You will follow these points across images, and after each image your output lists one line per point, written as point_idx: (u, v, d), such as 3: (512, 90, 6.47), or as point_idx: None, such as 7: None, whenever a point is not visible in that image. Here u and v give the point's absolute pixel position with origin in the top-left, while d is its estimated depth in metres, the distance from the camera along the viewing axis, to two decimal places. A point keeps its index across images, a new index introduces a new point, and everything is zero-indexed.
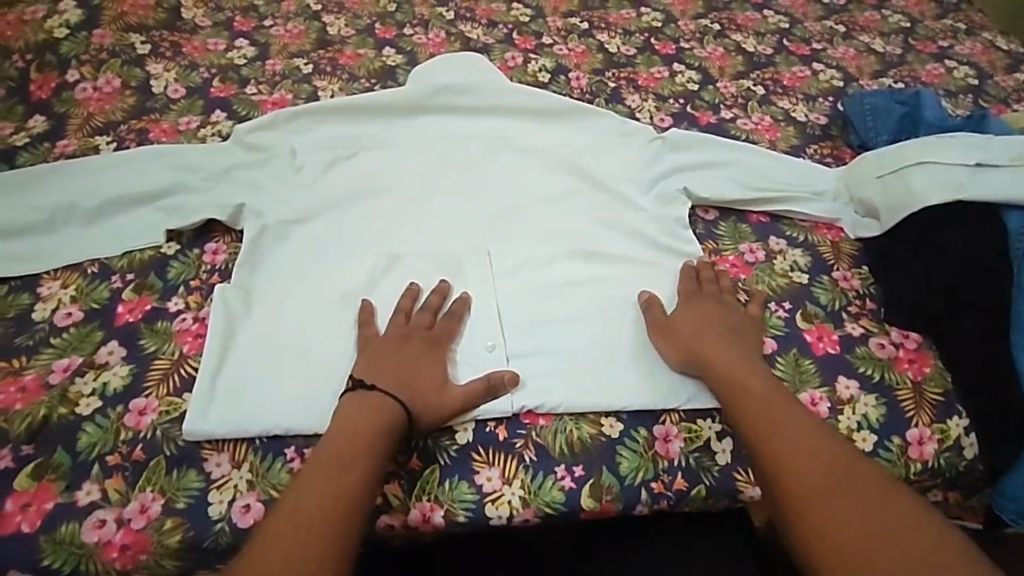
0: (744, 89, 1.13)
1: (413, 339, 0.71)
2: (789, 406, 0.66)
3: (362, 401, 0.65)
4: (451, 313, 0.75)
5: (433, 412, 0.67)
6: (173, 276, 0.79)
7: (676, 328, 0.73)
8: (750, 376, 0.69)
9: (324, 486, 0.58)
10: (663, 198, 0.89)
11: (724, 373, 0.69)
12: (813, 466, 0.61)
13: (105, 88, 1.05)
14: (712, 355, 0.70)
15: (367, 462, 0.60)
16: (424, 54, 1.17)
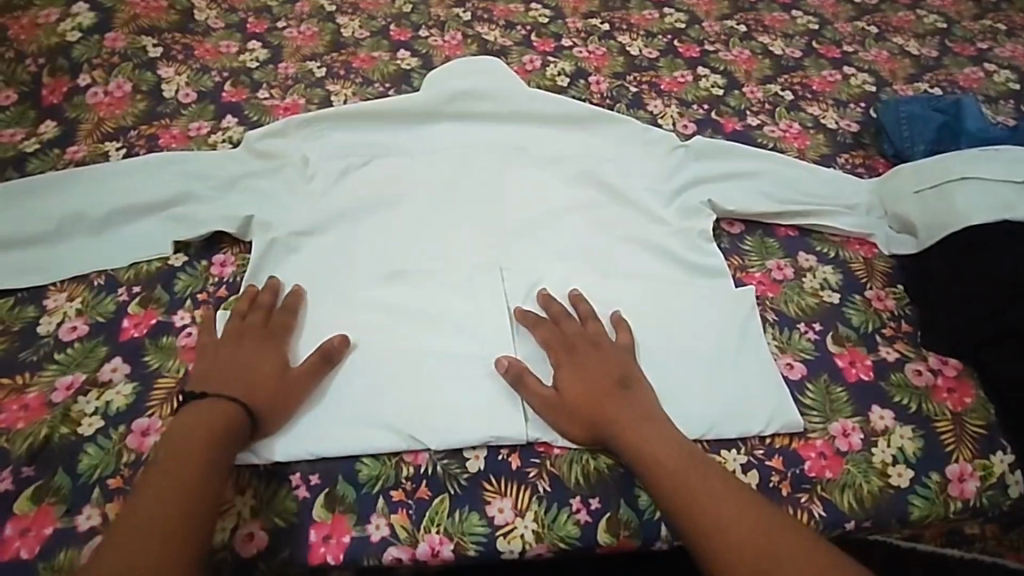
0: (771, 94, 1.08)
1: (247, 336, 0.69)
2: (691, 456, 0.61)
3: (196, 404, 0.62)
4: (286, 306, 0.73)
5: (280, 414, 0.65)
6: (179, 289, 0.78)
7: (571, 370, 0.68)
8: (654, 422, 0.64)
9: (174, 476, 0.57)
10: (686, 211, 0.85)
11: (618, 420, 0.64)
12: (726, 518, 0.56)
13: (116, 92, 1.04)
14: (618, 400, 0.65)
15: (216, 452, 0.59)
16: (440, 57, 1.14)
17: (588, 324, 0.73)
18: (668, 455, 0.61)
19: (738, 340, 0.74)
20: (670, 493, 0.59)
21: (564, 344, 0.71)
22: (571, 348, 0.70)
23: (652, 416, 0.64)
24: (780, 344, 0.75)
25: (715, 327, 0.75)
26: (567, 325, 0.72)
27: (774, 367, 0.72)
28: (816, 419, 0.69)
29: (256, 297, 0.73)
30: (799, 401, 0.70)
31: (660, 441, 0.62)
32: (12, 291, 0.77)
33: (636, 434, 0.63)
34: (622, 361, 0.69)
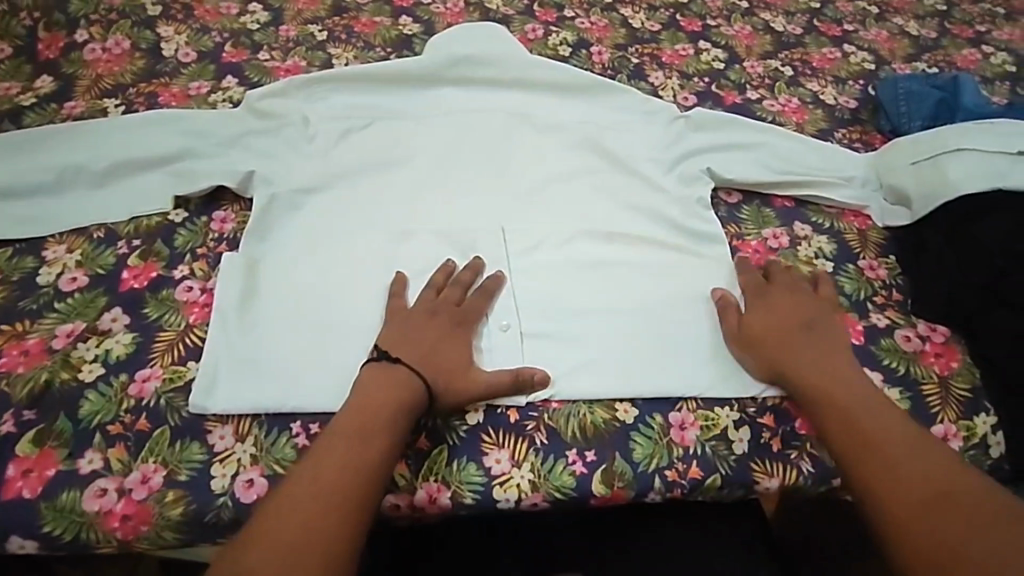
0: (771, 70, 1.09)
1: (443, 315, 0.70)
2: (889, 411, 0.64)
3: (409, 402, 0.62)
4: (482, 290, 0.73)
5: (444, 347, 0.68)
6: (179, 244, 0.78)
7: (761, 309, 0.73)
8: (841, 373, 0.68)
9: (360, 433, 0.59)
10: (685, 179, 0.86)
11: (789, 359, 0.69)
12: (865, 438, 0.62)
13: (114, 49, 1.03)
14: (802, 339, 0.70)
15: (401, 406, 0.62)
16: (442, 24, 1.13)
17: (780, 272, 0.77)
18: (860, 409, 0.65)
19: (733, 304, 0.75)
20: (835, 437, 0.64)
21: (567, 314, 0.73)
22: (761, 288, 0.75)
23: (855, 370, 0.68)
24: None
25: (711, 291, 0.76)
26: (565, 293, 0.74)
27: None
28: None
29: (454, 274, 0.74)
30: None
31: (840, 391, 0.66)
32: (11, 240, 0.77)
33: (839, 380, 0.67)
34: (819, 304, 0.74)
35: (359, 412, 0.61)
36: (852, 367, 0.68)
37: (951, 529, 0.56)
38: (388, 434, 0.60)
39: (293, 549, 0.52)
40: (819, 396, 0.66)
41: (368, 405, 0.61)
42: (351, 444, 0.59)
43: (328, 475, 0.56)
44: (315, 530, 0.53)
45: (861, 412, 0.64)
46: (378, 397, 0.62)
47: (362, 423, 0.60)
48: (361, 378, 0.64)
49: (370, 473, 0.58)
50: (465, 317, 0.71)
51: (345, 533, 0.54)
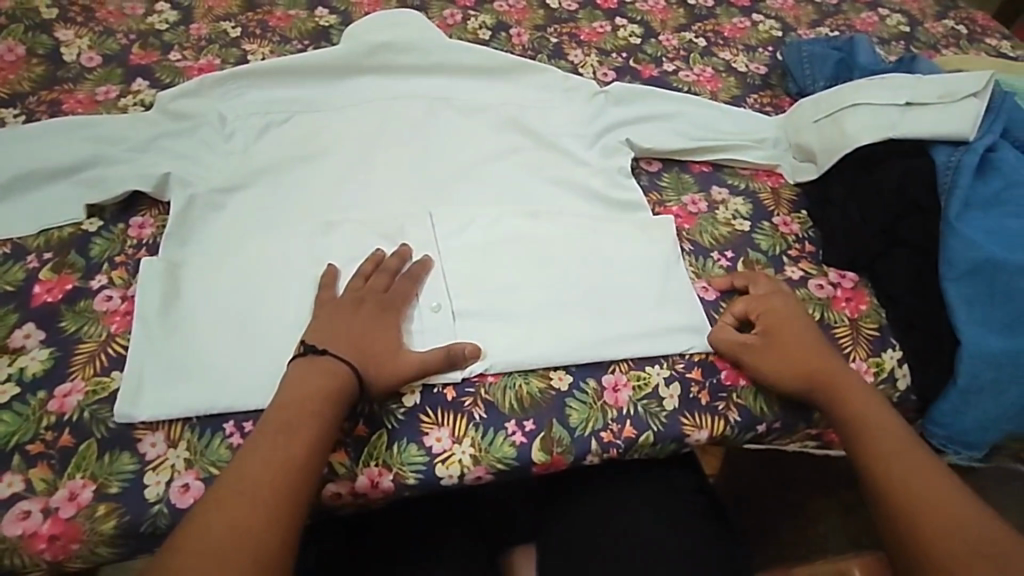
0: (685, 42, 1.12)
1: (369, 302, 0.70)
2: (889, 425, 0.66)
3: (335, 391, 0.62)
4: (409, 275, 0.74)
5: (374, 331, 0.68)
6: (95, 253, 0.76)
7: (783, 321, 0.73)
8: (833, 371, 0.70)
9: (289, 427, 0.59)
10: (606, 151, 0.89)
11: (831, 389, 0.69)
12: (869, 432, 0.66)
13: (9, 56, 0.97)
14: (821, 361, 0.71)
15: (329, 397, 0.62)
16: (359, 12, 1.13)
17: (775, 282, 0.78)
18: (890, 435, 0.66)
19: (657, 262, 0.78)
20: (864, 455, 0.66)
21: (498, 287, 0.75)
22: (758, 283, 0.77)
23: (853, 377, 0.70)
24: (696, 270, 0.80)
25: (636, 255, 0.79)
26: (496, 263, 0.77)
27: (692, 291, 0.77)
28: None
29: (382, 261, 0.74)
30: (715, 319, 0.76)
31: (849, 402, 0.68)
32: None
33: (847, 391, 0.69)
34: (800, 307, 0.75)
35: (287, 410, 0.60)
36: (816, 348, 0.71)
37: (970, 539, 0.57)
38: (317, 426, 0.60)
39: (220, 547, 0.52)
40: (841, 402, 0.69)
41: (296, 398, 0.61)
42: (278, 440, 0.58)
43: (254, 475, 0.56)
44: (241, 534, 0.52)
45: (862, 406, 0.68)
46: (306, 392, 0.61)
47: (289, 420, 0.60)
48: (291, 374, 0.63)
49: (299, 468, 0.57)
50: (392, 301, 0.71)
51: (272, 533, 0.54)
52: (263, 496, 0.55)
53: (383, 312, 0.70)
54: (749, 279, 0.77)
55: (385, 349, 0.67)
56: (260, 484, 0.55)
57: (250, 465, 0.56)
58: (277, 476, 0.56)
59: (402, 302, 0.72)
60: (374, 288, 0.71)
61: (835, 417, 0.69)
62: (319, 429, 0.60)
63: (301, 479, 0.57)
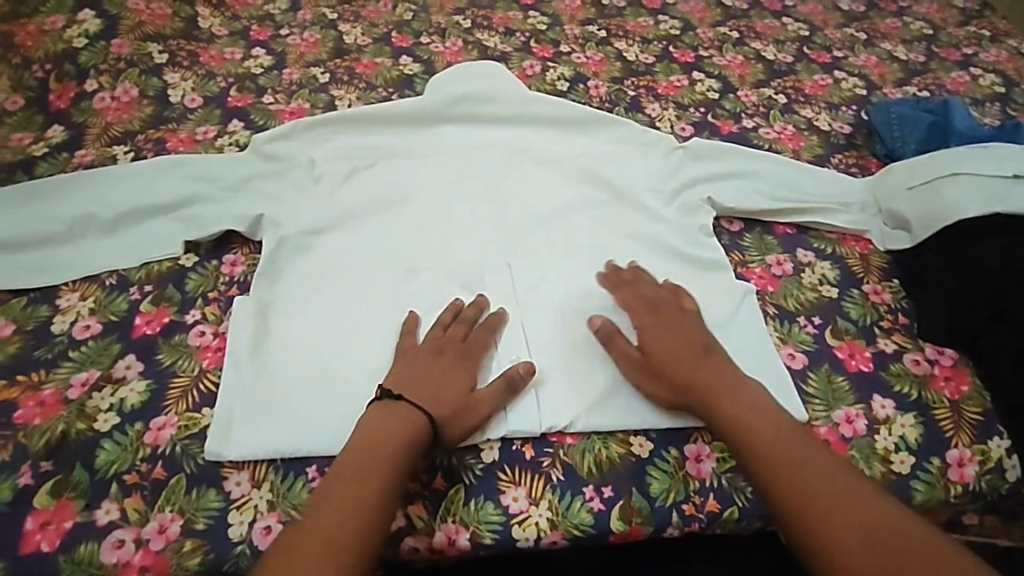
0: (765, 98, 1.12)
1: (448, 351, 0.70)
2: (765, 413, 0.65)
3: (407, 435, 0.63)
4: (486, 324, 0.74)
5: (450, 382, 0.68)
6: (191, 288, 0.79)
7: (648, 326, 0.73)
8: (687, 382, 0.68)
9: (360, 469, 0.60)
10: (686, 209, 0.89)
11: (707, 395, 0.67)
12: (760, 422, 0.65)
13: (123, 97, 1.05)
14: (705, 364, 0.69)
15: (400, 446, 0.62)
16: (441, 62, 1.18)
17: (642, 277, 0.79)
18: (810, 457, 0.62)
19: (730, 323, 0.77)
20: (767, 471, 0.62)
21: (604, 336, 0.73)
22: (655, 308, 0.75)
23: (738, 390, 0.67)
24: (781, 336, 0.77)
25: (715, 317, 0.78)
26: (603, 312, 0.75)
27: (778, 359, 0.75)
28: (819, 408, 0.72)
29: (460, 310, 0.75)
30: (802, 391, 0.73)
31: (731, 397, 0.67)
32: (28, 289, 0.78)
33: (726, 395, 0.67)
34: (699, 338, 0.72)
35: (349, 461, 0.61)
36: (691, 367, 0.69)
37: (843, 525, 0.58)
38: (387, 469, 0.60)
39: None
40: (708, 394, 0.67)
41: (369, 440, 0.62)
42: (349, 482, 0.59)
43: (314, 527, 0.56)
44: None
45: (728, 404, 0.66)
46: (372, 442, 0.62)
47: (354, 471, 0.60)
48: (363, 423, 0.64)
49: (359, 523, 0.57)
50: (468, 352, 0.71)
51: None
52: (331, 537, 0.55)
53: (459, 362, 0.70)
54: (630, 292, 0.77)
55: (459, 399, 0.67)
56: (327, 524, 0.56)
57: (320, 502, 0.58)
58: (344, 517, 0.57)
59: (478, 353, 0.72)
60: (450, 337, 0.72)
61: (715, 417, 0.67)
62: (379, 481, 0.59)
63: (364, 533, 0.56)
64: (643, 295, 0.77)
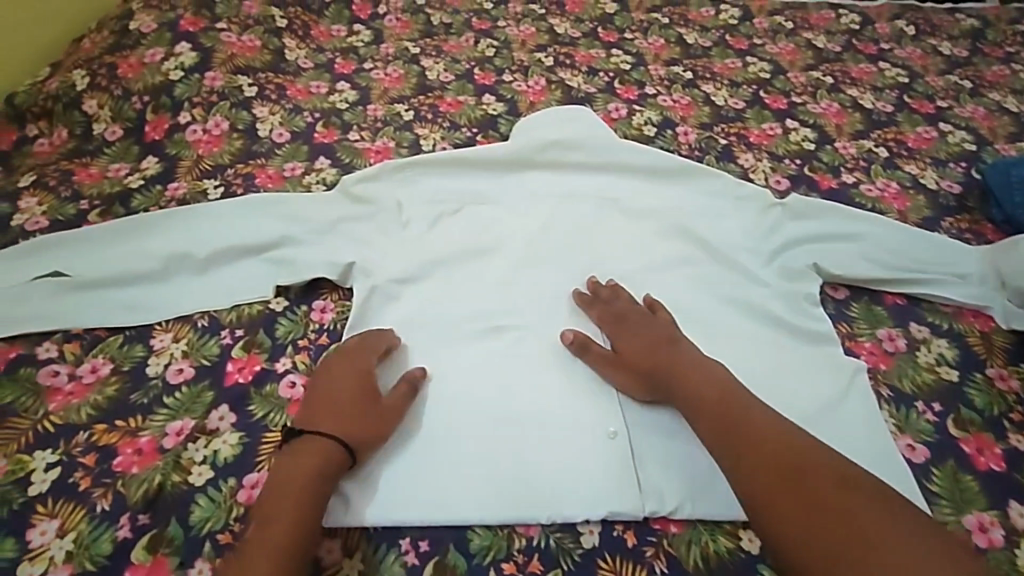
0: (865, 150, 1.07)
1: (339, 368, 0.71)
2: (718, 389, 0.68)
3: (326, 463, 0.63)
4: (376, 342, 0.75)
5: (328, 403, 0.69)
6: (280, 335, 0.79)
7: (621, 333, 0.76)
8: (670, 363, 0.71)
9: (289, 499, 0.60)
10: (788, 272, 0.85)
11: (672, 374, 0.70)
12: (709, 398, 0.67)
13: (214, 131, 1.05)
14: (669, 355, 0.72)
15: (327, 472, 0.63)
16: (525, 101, 1.16)
17: (619, 294, 0.81)
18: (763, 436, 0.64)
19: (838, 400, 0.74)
20: (731, 457, 0.64)
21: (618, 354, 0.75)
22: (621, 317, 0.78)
23: (698, 368, 0.70)
24: (898, 423, 0.73)
25: (819, 398, 0.74)
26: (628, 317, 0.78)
27: (897, 450, 0.70)
28: (949, 512, 0.66)
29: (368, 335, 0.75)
30: (926, 488, 0.68)
31: (686, 374, 0.70)
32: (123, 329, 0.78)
33: (691, 379, 0.69)
34: (660, 336, 0.74)
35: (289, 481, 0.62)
36: (681, 354, 0.72)
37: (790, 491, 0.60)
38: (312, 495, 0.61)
39: None
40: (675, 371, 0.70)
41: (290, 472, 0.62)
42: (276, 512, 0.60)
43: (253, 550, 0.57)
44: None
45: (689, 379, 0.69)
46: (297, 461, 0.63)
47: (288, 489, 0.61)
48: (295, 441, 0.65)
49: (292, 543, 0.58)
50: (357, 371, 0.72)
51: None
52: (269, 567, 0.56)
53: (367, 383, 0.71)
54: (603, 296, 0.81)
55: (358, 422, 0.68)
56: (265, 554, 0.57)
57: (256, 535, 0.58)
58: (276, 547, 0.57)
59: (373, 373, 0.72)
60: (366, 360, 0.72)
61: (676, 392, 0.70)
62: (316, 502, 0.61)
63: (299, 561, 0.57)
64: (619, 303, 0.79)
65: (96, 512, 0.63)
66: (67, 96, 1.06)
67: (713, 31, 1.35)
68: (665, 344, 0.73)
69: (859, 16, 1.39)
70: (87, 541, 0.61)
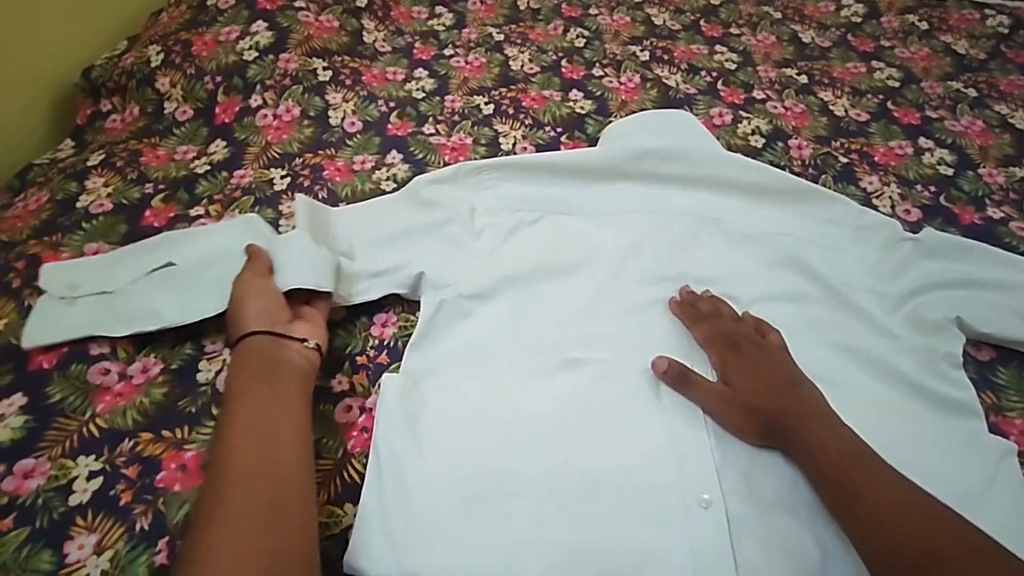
0: (1015, 180, 0.92)
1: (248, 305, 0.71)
2: (840, 435, 0.61)
3: (271, 388, 0.64)
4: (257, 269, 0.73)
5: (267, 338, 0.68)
6: (337, 347, 0.74)
7: (731, 362, 0.69)
8: (793, 406, 0.63)
9: (265, 419, 0.62)
10: (920, 323, 0.73)
11: (789, 417, 0.63)
12: (827, 441, 0.60)
13: (285, 116, 1.00)
14: (791, 397, 0.64)
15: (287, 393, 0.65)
16: (616, 100, 1.05)
17: (722, 311, 0.73)
18: (884, 485, 0.57)
19: (981, 491, 0.62)
20: (845, 503, 0.57)
21: (727, 387, 0.67)
22: (731, 343, 0.70)
23: (822, 414, 0.63)
24: None
25: (957, 482, 0.63)
26: (739, 341, 0.70)
27: None
28: None
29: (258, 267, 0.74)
30: None
31: (807, 417, 0.62)
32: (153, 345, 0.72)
33: (818, 430, 0.61)
34: (778, 370, 0.67)
35: (243, 430, 0.60)
36: (803, 396, 0.64)
37: (898, 533, 0.54)
38: (287, 410, 0.63)
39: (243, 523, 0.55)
40: (793, 411, 0.63)
41: (264, 397, 0.63)
42: (259, 436, 0.60)
43: (235, 495, 0.56)
44: (283, 545, 0.55)
45: (811, 425, 0.62)
46: (243, 411, 0.62)
47: (249, 441, 0.60)
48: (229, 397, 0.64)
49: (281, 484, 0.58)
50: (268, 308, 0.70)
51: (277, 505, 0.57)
52: (256, 478, 0.57)
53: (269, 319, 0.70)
54: (706, 312, 0.73)
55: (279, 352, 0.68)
56: (249, 466, 0.58)
57: (235, 450, 0.59)
58: (262, 456, 0.59)
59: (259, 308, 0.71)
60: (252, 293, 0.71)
61: (792, 436, 0.62)
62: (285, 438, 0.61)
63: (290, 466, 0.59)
64: (729, 324, 0.72)
65: (135, 531, 0.59)
66: (141, 72, 1.03)
67: (833, 29, 1.19)
68: (785, 382, 0.65)
69: (1008, 19, 1.20)
70: (124, 562, 0.57)
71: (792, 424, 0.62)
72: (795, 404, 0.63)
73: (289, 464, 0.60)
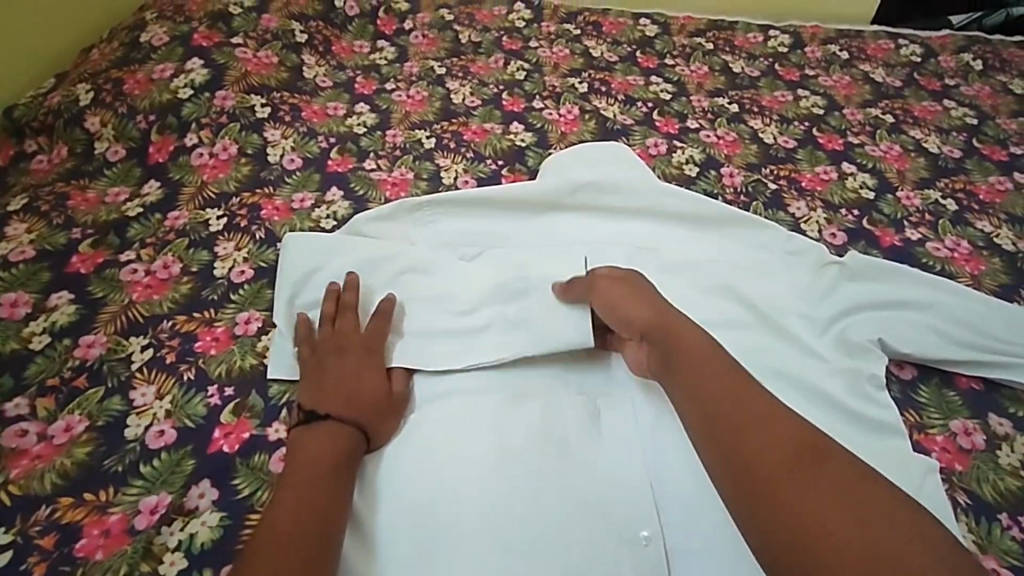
0: (931, 202, 0.97)
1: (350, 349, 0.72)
2: (736, 385, 0.56)
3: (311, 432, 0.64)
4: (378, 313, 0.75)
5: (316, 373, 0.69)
6: (275, 395, 0.71)
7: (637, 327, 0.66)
8: (690, 362, 0.60)
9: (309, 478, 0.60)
10: (846, 346, 0.76)
11: (684, 374, 0.59)
12: (717, 393, 0.56)
13: (222, 155, 0.98)
14: (689, 353, 0.60)
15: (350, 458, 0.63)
16: (555, 131, 1.08)
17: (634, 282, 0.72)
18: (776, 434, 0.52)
19: None
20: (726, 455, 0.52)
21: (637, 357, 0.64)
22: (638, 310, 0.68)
23: (719, 365, 0.58)
24: (979, 540, 0.65)
25: None
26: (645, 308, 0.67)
27: None
28: None
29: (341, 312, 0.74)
30: None
31: (704, 372, 0.58)
32: None
33: (711, 381, 0.57)
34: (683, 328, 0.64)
35: (292, 487, 0.59)
36: (704, 351, 0.60)
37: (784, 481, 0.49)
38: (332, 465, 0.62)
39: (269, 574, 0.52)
40: (689, 368, 0.59)
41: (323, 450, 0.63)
42: (301, 492, 0.59)
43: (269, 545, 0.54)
44: None
45: (705, 375, 0.58)
46: (296, 473, 0.60)
47: (297, 496, 0.58)
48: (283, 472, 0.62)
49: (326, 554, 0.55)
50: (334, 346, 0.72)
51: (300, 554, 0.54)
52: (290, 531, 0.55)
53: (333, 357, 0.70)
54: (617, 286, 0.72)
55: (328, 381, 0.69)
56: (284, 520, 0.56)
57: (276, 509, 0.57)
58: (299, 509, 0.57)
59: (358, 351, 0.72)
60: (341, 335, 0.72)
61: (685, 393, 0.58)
62: (326, 513, 0.58)
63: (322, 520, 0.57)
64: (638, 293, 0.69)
65: None
66: (69, 111, 1.00)
67: (761, 59, 1.25)
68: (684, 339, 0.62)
69: (920, 48, 1.28)
70: None
71: (685, 382, 0.58)
72: (692, 361, 0.60)
73: (322, 517, 0.57)
